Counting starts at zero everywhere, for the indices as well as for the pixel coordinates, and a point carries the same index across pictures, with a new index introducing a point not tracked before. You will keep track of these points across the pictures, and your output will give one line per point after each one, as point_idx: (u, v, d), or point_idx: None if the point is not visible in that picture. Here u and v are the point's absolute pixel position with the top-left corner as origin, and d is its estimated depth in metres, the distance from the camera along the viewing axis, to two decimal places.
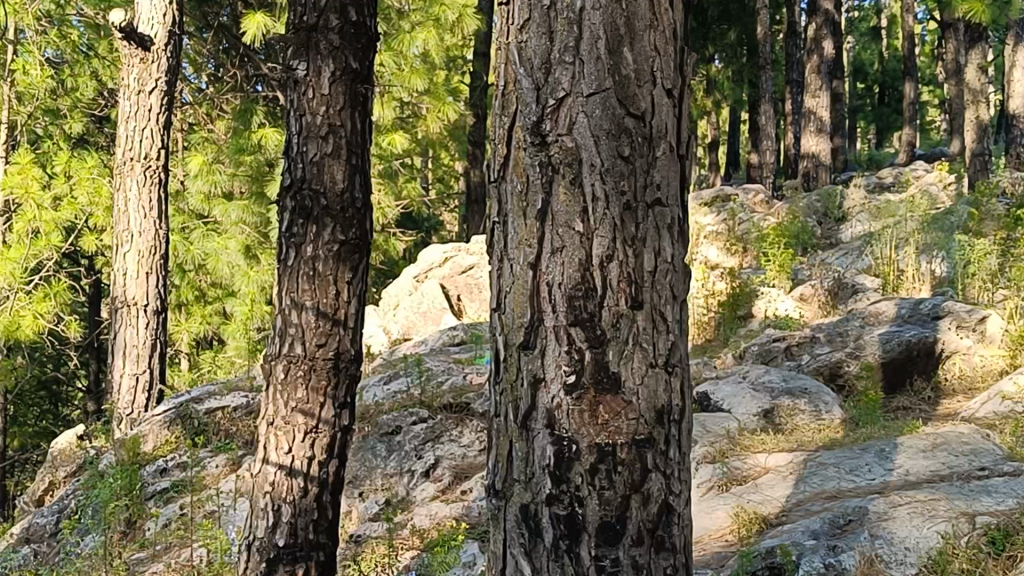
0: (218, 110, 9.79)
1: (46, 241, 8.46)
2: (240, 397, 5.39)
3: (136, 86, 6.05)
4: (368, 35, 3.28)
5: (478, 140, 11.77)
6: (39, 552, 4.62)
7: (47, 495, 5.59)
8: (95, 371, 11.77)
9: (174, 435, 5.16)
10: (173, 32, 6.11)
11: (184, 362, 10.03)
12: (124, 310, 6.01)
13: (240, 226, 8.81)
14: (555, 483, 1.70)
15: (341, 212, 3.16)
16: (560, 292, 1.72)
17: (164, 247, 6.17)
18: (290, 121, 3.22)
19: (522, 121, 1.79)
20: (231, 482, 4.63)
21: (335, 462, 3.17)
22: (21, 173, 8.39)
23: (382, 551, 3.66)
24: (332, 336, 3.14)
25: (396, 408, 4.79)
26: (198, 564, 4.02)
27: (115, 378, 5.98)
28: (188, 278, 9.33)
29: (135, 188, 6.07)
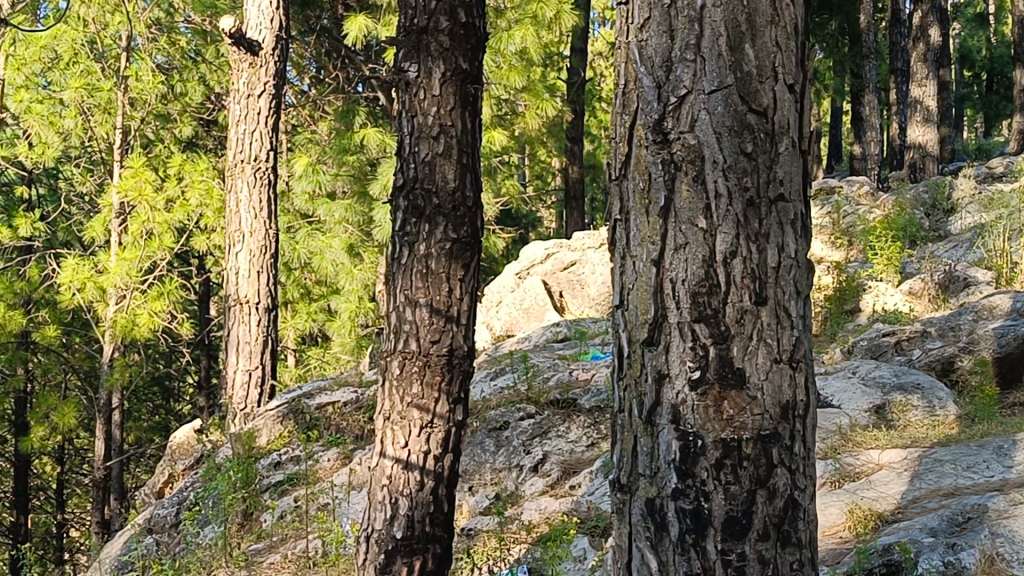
0: (320, 112, 9.96)
1: (160, 241, 8.80)
2: (350, 392, 5.50)
3: (245, 90, 6.23)
4: (477, 36, 3.32)
5: (576, 135, 11.78)
6: (161, 542, 4.80)
7: (167, 487, 5.77)
8: (206, 368, 12.10)
9: (287, 429, 5.29)
10: (280, 37, 6.28)
11: (291, 358, 10.26)
12: (237, 308, 6.18)
13: (344, 225, 8.95)
14: (681, 477, 1.72)
15: (453, 210, 3.20)
16: (684, 289, 1.74)
17: (275, 247, 6.31)
18: (402, 122, 3.28)
19: (644, 119, 1.81)
20: (343, 476, 4.73)
21: (451, 456, 3.22)
22: (134, 177, 8.65)
23: (494, 545, 3.72)
24: (446, 332, 3.19)
25: (504, 403, 4.83)
26: (314, 555, 4.13)
27: (229, 373, 6.13)
28: (294, 277, 9.58)
29: (245, 189, 6.23)
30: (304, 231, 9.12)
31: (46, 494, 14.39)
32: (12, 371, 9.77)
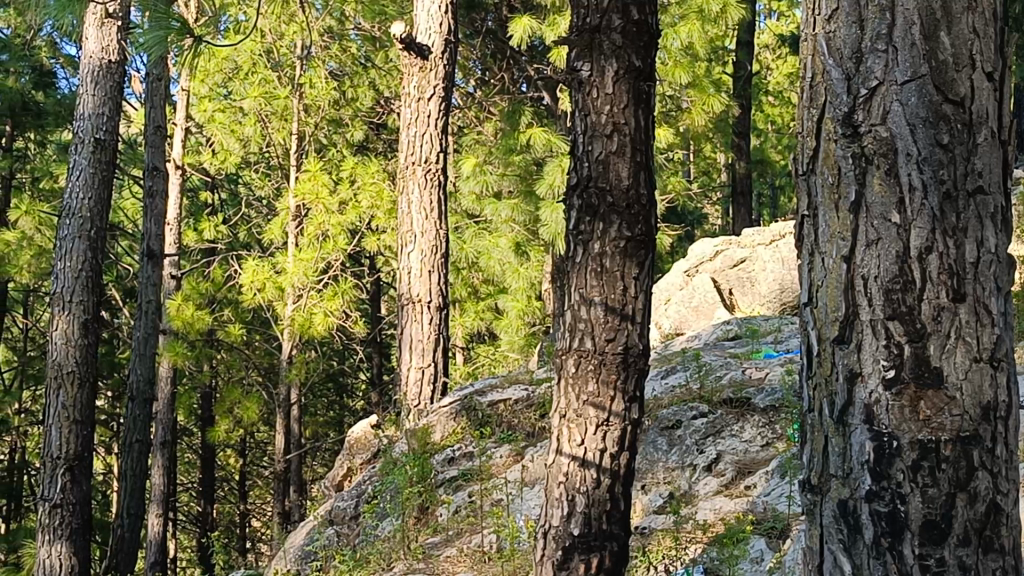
0: (486, 113, 10.09)
1: (335, 243, 9.11)
2: (521, 390, 5.55)
3: (415, 94, 6.38)
4: (650, 32, 3.30)
5: (744, 129, 11.58)
6: (342, 533, 4.96)
7: (346, 480, 5.94)
8: (377, 365, 12.43)
9: (460, 426, 5.38)
10: (449, 40, 6.40)
11: (460, 356, 10.43)
12: (411, 306, 6.32)
13: (510, 224, 9.02)
14: (875, 479, 1.67)
15: (627, 208, 3.19)
16: (876, 286, 1.69)
17: (446, 246, 6.42)
18: (575, 121, 3.30)
19: (832, 112, 1.77)
20: (517, 472, 4.78)
21: (627, 454, 3.21)
22: (312, 181, 9.00)
23: (669, 544, 3.71)
24: (621, 330, 3.18)
25: (676, 402, 4.79)
26: (489, 549, 4.17)
27: (403, 370, 6.23)
28: (461, 276, 9.77)
29: (417, 191, 6.38)
30: (472, 231, 9.26)
31: (229, 485, 15.06)
32: (198, 367, 10.26)
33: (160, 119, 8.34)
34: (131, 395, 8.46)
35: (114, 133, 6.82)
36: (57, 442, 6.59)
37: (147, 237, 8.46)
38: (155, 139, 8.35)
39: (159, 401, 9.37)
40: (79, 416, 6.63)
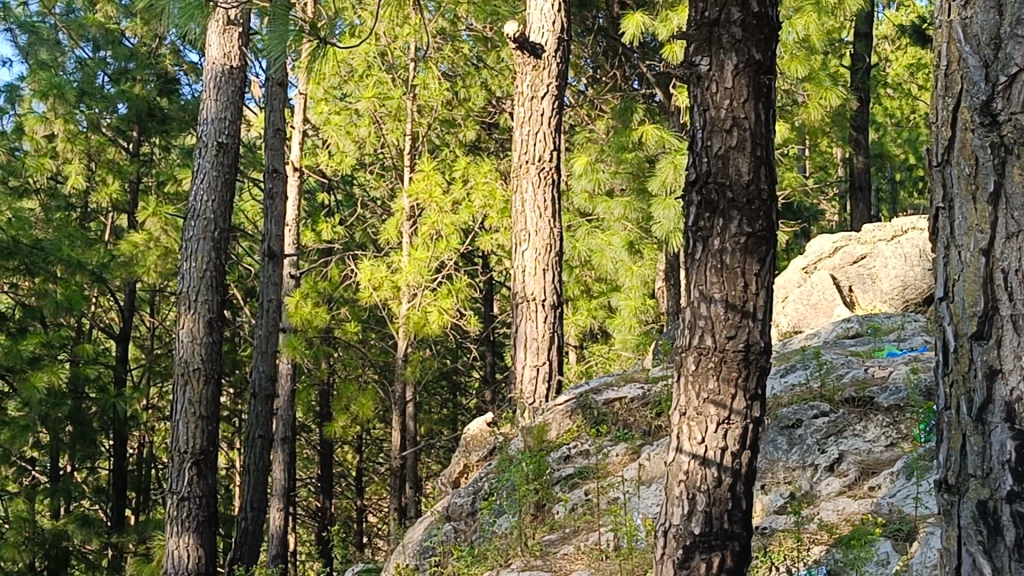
0: (597, 111, 10.06)
1: (448, 242, 9.19)
2: (637, 388, 5.51)
3: (529, 93, 6.42)
4: (771, 25, 3.24)
5: (862, 123, 11.32)
6: (459, 530, 5.01)
7: (463, 477, 5.98)
8: (490, 363, 12.51)
9: (576, 424, 5.40)
10: (562, 38, 6.43)
11: (573, 354, 10.43)
12: (525, 305, 6.32)
13: (623, 222, 8.98)
14: (1016, 479, 1.61)
15: (748, 204, 3.15)
16: (1016, 279, 1.64)
17: (560, 245, 6.42)
18: (694, 117, 3.27)
19: (969, 100, 1.72)
20: (634, 470, 4.76)
21: (748, 453, 3.17)
22: (426, 180, 9.16)
23: (792, 544, 3.65)
24: (742, 328, 3.14)
25: (796, 401, 4.70)
26: (607, 547, 4.16)
27: (518, 369, 6.24)
28: (575, 274, 9.77)
29: (530, 189, 6.40)
30: (585, 229, 9.25)
31: (347, 480, 15.34)
32: (317, 365, 10.49)
33: (279, 122, 8.56)
34: (254, 391, 8.68)
35: (236, 137, 7.03)
36: (184, 436, 6.80)
37: (268, 237, 8.69)
38: (275, 141, 8.59)
39: (280, 398, 9.61)
40: (204, 412, 6.84)
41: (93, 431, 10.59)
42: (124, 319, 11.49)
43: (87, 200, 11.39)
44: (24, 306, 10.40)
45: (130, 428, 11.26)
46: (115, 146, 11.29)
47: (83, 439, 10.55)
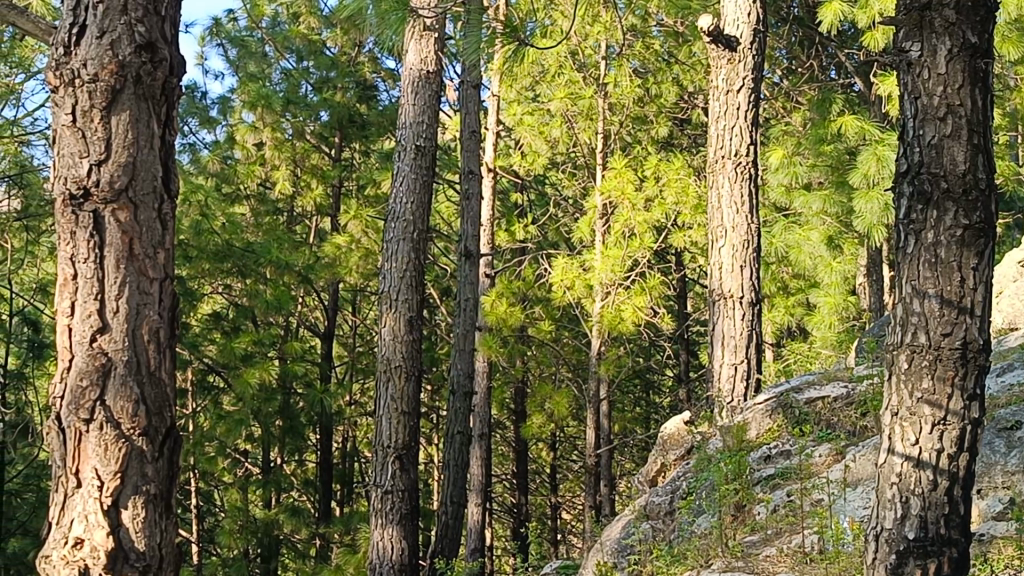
0: (793, 103, 9.81)
1: (641, 240, 9.15)
2: (841, 387, 5.32)
3: (724, 87, 6.35)
4: (987, 6, 3.07)
5: None
6: (657, 529, 4.99)
7: (660, 476, 5.90)
8: (685, 361, 12.36)
9: (776, 423, 5.30)
10: (758, 30, 6.33)
11: (770, 352, 10.20)
12: (722, 302, 6.22)
13: (822, 217, 8.69)
14: None
15: (964, 195, 3.01)
16: None
17: (759, 240, 6.30)
18: (905, 105, 3.16)
19: None
20: (839, 471, 4.62)
21: (967, 455, 3.01)
22: (618, 177, 9.14)
23: (1014, 553, 3.46)
24: (959, 324, 2.99)
25: (1015, 402, 4.46)
26: (811, 550, 4.05)
27: (716, 367, 6.14)
28: (771, 271, 9.57)
29: (727, 184, 6.32)
30: (782, 224, 9.03)
31: (542, 478, 15.48)
32: (512, 363, 10.63)
33: (475, 124, 8.78)
34: (453, 388, 8.90)
35: (433, 140, 7.24)
36: (388, 431, 7.04)
37: (465, 237, 8.91)
38: (471, 142, 8.81)
39: (477, 395, 9.81)
40: (407, 408, 7.07)
41: (301, 425, 11.05)
42: (329, 318, 11.94)
43: (293, 204, 11.88)
44: (237, 306, 10.97)
45: (336, 423, 11.70)
46: (318, 152, 11.74)
47: (293, 432, 11.02)
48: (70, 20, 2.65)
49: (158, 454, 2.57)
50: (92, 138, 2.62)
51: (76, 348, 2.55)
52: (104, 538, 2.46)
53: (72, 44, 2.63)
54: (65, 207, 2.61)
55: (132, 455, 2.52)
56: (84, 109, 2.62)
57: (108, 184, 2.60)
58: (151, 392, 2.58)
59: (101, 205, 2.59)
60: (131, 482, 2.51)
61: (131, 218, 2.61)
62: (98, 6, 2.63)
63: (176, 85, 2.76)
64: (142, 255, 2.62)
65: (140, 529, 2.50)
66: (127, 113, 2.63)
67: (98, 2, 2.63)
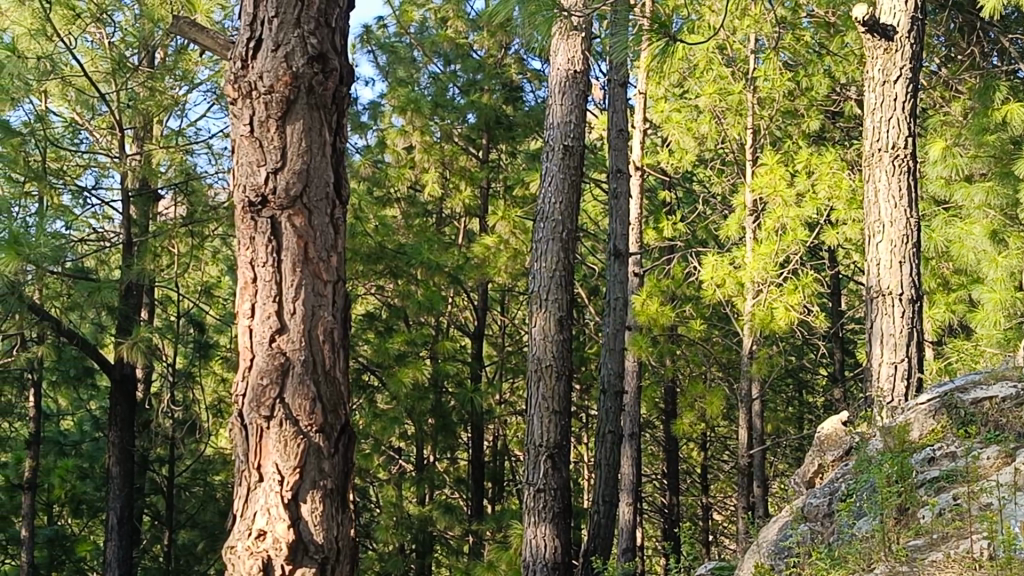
0: (953, 92, 9.46)
1: (794, 236, 8.96)
2: (1010, 387, 5.08)
3: (880, 77, 6.19)
4: None
5: None
6: (816, 531, 4.88)
7: (817, 478, 5.76)
8: (840, 359, 12.05)
9: (941, 424, 5.14)
10: (916, 17, 6.15)
11: (931, 350, 9.85)
12: (880, 300, 6.04)
13: (985, 210, 8.36)
14: None
15: None
16: None
17: (919, 235, 6.08)
18: None
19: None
20: (1009, 474, 4.40)
21: None
22: (769, 174, 9.00)
23: None
24: None
25: None
26: (981, 556, 3.88)
27: (875, 366, 5.98)
28: (931, 266, 9.26)
29: (884, 178, 6.14)
30: (942, 219, 8.71)
31: (693, 478, 15.33)
32: (662, 362, 10.55)
33: (622, 123, 8.77)
34: (603, 387, 8.92)
35: (581, 140, 7.43)
36: (539, 431, 7.21)
37: (613, 237, 8.93)
38: (619, 141, 8.80)
39: (627, 395, 9.80)
40: (557, 407, 7.23)
41: (453, 423, 11.23)
42: (478, 318, 12.11)
43: (442, 206, 12.09)
44: (390, 308, 11.21)
45: (487, 421, 11.84)
46: (467, 154, 11.92)
47: (445, 430, 11.21)
48: (247, 36, 3.18)
49: (333, 451, 3.05)
50: (269, 147, 3.13)
51: (257, 347, 3.06)
52: (285, 530, 2.93)
53: (250, 58, 3.16)
54: (246, 214, 3.13)
55: (309, 451, 3.00)
56: (261, 120, 3.14)
57: (284, 192, 3.11)
58: (326, 389, 3.06)
59: (278, 211, 3.10)
60: (309, 477, 2.98)
61: (306, 222, 3.11)
62: (273, 22, 3.15)
63: (345, 92, 3.27)
64: (316, 258, 3.12)
65: (318, 521, 2.96)
66: (301, 123, 3.15)
67: (275, 19, 3.15)
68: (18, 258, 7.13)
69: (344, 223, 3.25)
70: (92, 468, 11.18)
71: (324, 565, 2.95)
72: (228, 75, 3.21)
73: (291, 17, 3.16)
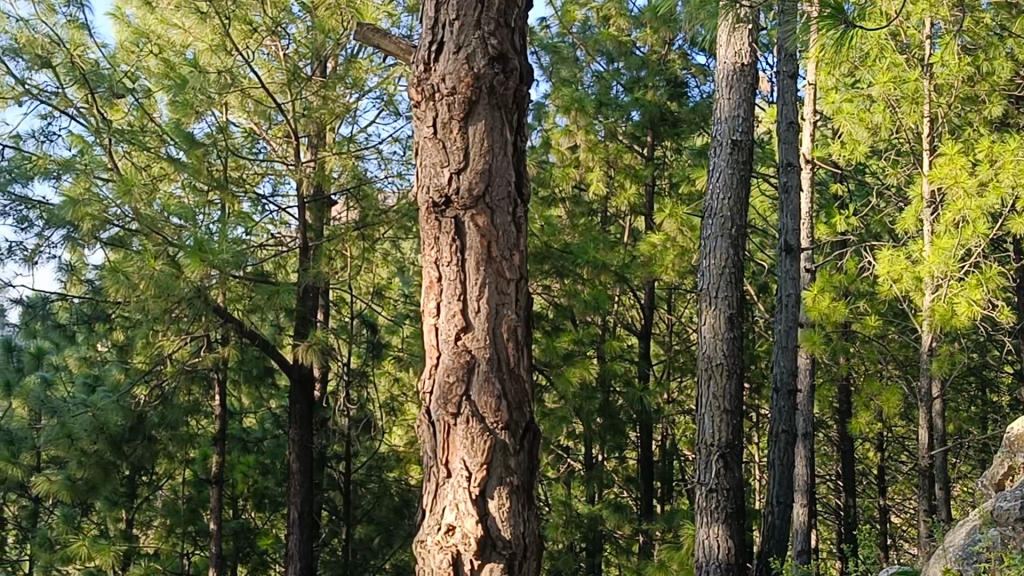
0: None
1: (975, 228, 8.55)
2: None
3: None
4: None
5: None
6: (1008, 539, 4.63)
7: (1007, 480, 5.52)
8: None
9: None
10: None
11: None
12: None
13: None
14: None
15: None
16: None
17: None
18: None
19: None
20: None
21: None
22: (950, 164, 8.62)
23: None
24: None
25: None
26: None
27: None
28: None
29: None
30: None
31: (871, 480, 14.84)
32: (837, 360, 10.26)
33: (792, 115, 8.59)
34: (776, 386, 8.72)
35: (750, 133, 7.32)
36: (711, 430, 7.15)
37: (784, 232, 8.72)
38: (788, 135, 8.63)
39: (801, 393, 9.59)
40: (729, 406, 7.14)
41: (622, 422, 11.18)
42: (645, 317, 12.03)
43: (608, 205, 12.08)
44: (557, 307, 11.24)
45: (655, 421, 11.73)
46: (631, 152, 11.86)
47: (614, 430, 11.16)
48: (429, 39, 3.31)
49: (518, 448, 3.08)
50: (452, 149, 3.23)
51: (443, 345, 3.15)
52: (473, 525, 2.98)
53: (432, 61, 3.28)
54: (431, 214, 3.24)
55: (496, 448, 3.04)
56: (443, 122, 3.24)
57: (467, 191, 3.19)
58: (510, 386, 3.11)
59: (462, 211, 3.19)
60: (495, 473, 3.02)
61: (488, 222, 3.18)
62: (454, 25, 3.26)
63: (524, 92, 3.34)
64: (499, 257, 3.18)
65: (505, 518, 2.99)
66: (483, 123, 3.23)
67: (456, 22, 3.26)
68: (202, 264, 7.47)
69: (527, 221, 3.30)
70: (274, 463, 11.64)
71: (512, 562, 2.98)
72: (414, 80, 3.35)
73: (472, 18, 3.26)
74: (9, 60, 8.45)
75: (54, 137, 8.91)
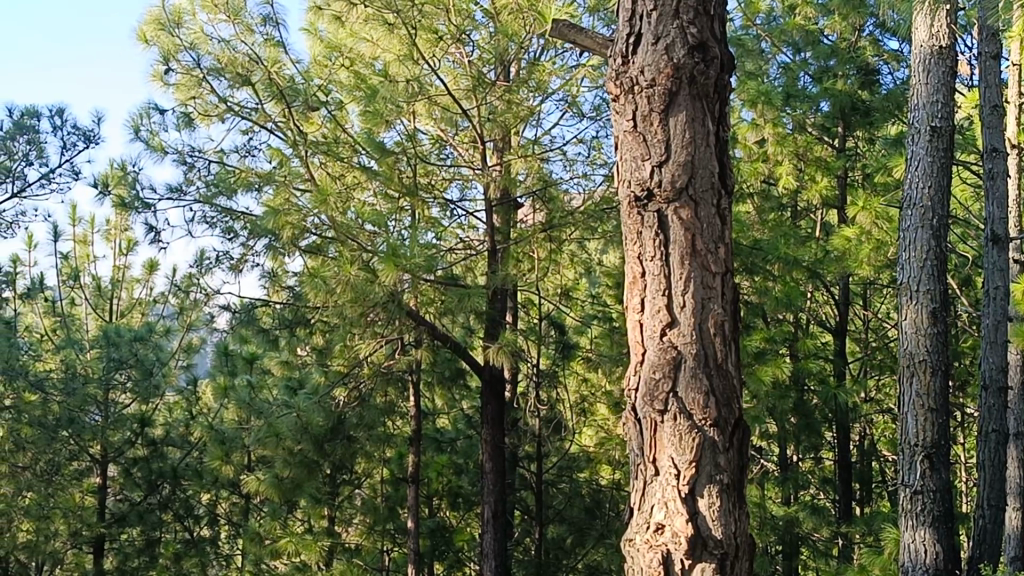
0: None
1: None
2: None
3: None
4: None
5: None
6: None
7: None
8: None
9: None
10: None
11: None
12: None
13: None
14: None
15: None
16: None
17: None
18: None
19: None
20: None
21: None
22: None
23: None
24: None
25: None
26: None
27: None
28: None
29: None
30: None
31: None
32: None
33: (996, 98, 8.17)
34: (984, 383, 8.36)
35: (950, 119, 7.00)
36: (915, 429, 6.91)
37: (991, 220, 8.29)
38: (993, 118, 8.22)
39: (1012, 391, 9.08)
40: (934, 404, 6.89)
41: (818, 422, 10.86)
42: (840, 313, 11.63)
43: (798, 199, 11.80)
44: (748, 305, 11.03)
45: (853, 420, 11.35)
46: (821, 143, 11.54)
47: (809, 430, 10.86)
48: (628, 32, 3.39)
49: (728, 446, 3.09)
50: (653, 142, 3.28)
51: (649, 341, 3.20)
52: (683, 524, 3.01)
53: (631, 53, 3.36)
54: (634, 209, 3.30)
55: (705, 445, 3.06)
56: (644, 115, 3.30)
57: (670, 184, 3.23)
58: (719, 382, 3.12)
59: (665, 205, 3.24)
60: (705, 471, 3.04)
61: (692, 215, 3.21)
62: (652, 15, 3.32)
63: (726, 80, 3.35)
64: (704, 250, 3.21)
65: (716, 516, 3.01)
66: (684, 114, 3.26)
67: (655, 13, 3.32)
68: (397, 269, 7.63)
69: (732, 213, 3.31)
70: (468, 463, 11.87)
71: (724, 562, 2.99)
72: (613, 74, 3.43)
73: (670, 8, 3.30)
74: (214, 80, 9.01)
75: (255, 151, 9.33)
